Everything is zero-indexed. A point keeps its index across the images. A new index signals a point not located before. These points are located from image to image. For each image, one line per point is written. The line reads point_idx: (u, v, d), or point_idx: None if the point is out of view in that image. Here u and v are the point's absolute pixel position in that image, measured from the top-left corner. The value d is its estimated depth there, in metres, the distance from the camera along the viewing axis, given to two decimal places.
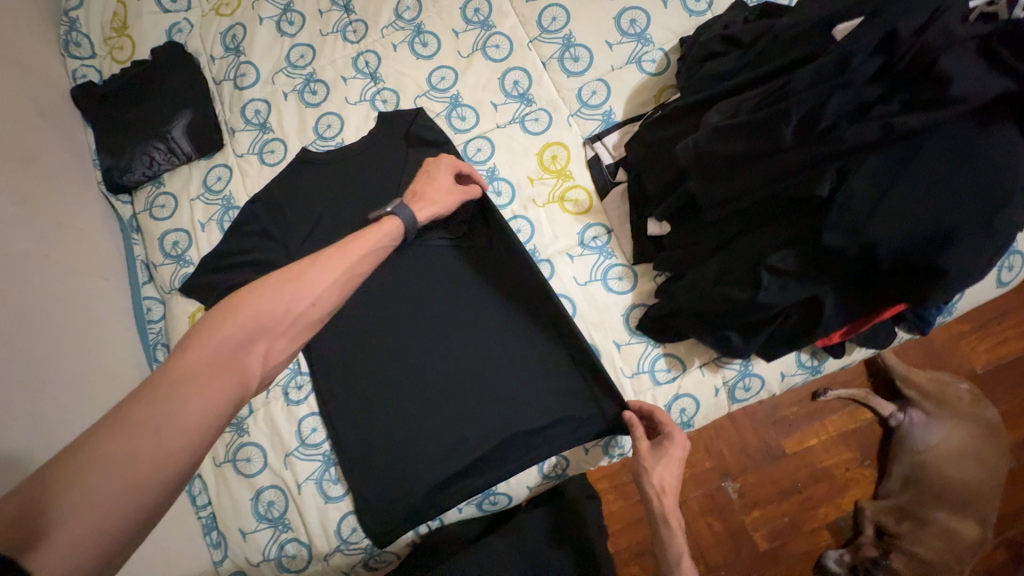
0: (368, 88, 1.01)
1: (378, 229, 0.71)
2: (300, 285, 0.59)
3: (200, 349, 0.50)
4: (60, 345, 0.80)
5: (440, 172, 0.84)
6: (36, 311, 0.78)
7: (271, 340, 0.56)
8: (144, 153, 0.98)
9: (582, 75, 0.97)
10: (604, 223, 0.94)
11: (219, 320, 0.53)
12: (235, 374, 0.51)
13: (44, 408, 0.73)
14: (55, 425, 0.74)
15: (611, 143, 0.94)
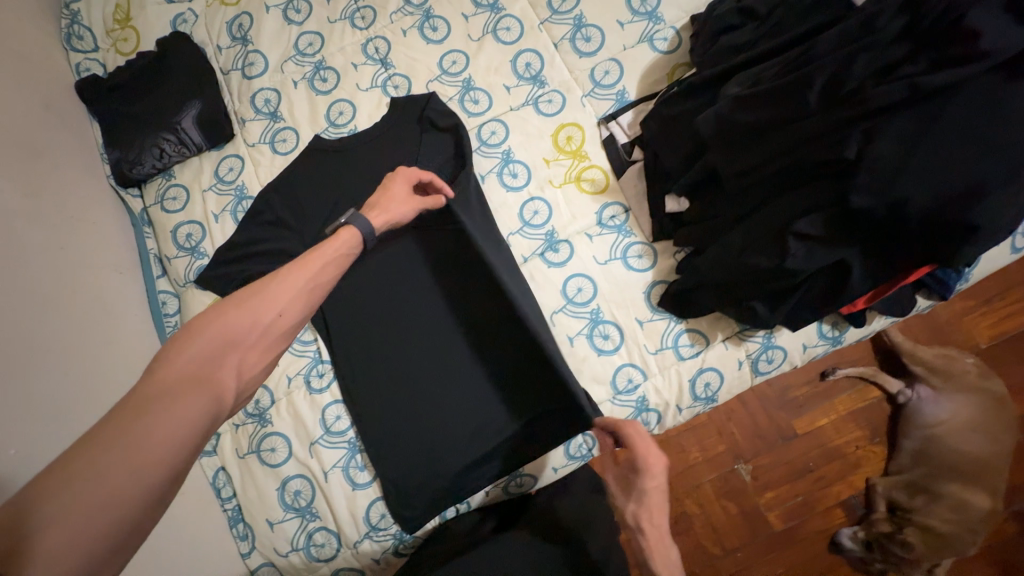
0: (379, 74, 1.00)
1: (331, 242, 0.65)
2: (265, 296, 0.55)
3: (170, 366, 0.46)
4: (75, 339, 0.79)
5: (397, 182, 0.79)
6: (49, 305, 0.77)
7: (243, 353, 0.51)
8: (154, 145, 0.97)
9: (594, 56, 0.97)
10: (621, 202, 0.94)
11: (183, 339, 0.49)
12: (207, 389, 0.46)
13: (60, 402, 0.71)
14: (71, 420, 0.72)
15: (626, 123, 0.95)
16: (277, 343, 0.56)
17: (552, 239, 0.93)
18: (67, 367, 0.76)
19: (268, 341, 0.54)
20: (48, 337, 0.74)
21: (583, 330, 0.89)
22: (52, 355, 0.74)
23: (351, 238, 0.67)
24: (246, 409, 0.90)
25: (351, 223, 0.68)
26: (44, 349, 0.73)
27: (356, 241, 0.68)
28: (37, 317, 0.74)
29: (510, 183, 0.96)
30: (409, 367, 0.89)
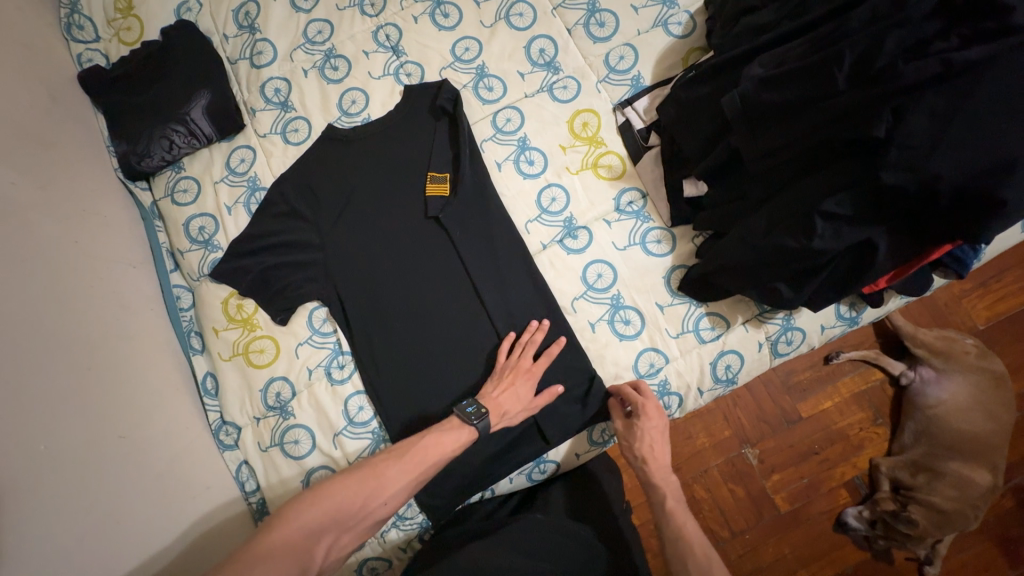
0: (391, 61, 0.99)
1: (447, 432, 0.77)
2: (380, 482, 0.70)
3: (288, 526, 0.64)
4: (84, 335, 0.77)
5: (520, 380, 0.82)
6: (57, 299, 0.75)
7: (337, 534, 0.67)
8: (164, 136, 0.95)
9: (609, 41, 0.97)
10: (638, 188, 0.95)
11: (305, 506, 0.66)
12: (300, 560, 0.62)
13: (59, 403, 0.69)
14: (74, 423, 0.70)
15: (642, 108, 0.95)
16: (367, 526, 0.70)
17: (571, 226, 0.93)
18: (72, 364, 0.73)
19: (361, 524, 0.69)
20: (51, 332, 0.72)
21: (604, 316, 0.90)
22: (56, 351, 0.71)
23: (466, 432, 0.77)
24: (266, 402, 0.90)
25: (474, 424, 0.77)
26: (47, 345, 0.70)
27: (468, 434, 0.77)
28: (40, 312, 0.72)
29: (527, 170, 0.95)
30: (430, 356, 0.88)
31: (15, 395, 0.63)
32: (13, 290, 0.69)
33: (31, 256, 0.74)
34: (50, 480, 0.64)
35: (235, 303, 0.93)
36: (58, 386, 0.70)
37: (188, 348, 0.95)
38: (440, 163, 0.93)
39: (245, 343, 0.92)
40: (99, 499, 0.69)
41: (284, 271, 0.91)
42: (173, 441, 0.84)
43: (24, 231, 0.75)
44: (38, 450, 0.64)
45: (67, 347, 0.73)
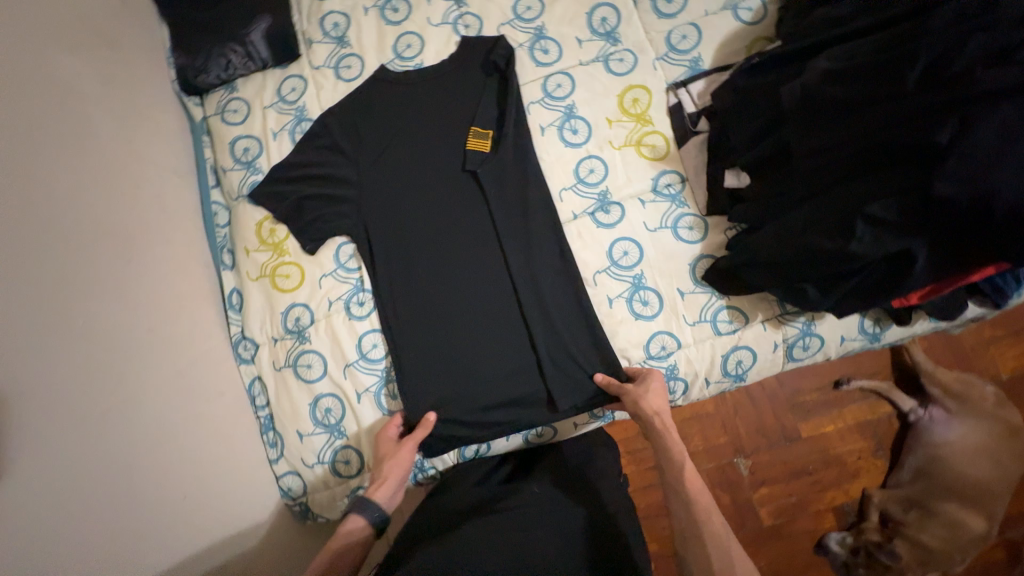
0: (452, 10, 0.99)
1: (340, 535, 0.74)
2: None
3: None
4: (124, 229, 0.81)
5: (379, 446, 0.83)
6: (102, 188, 0.79)
7: None
8: (222, 56, 0.98)
9: (674, 18, 0.95)
10: (678, 171, 0.94)
11: None
12: None
13: (92, 279, 0.73)
14: (105, 302, 0.74)
15: (696, 91, 0.92)
16: None
17: (605, 200, 0.93)
18: (111, 255, 0.77)
19: None
20: (91, 214, 0.76)
21: (624, 293, 0.90)
22: (95, 240, 0.75)
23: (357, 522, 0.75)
24: (285, 325, 0.93)
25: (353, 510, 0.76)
26: (86, 225, 0.74)
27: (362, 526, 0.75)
28: (83, 194, 0.76)
29: (570, 138, 0.95)
30: (448, 305, 0.90)
31: (48, 261, 0.67)
32: (59, 168, 0.73)
33: (81, 142, 0.78)
34: (85, 346, 0.68)
35: (268, 227, 0.96)
36: (94, 264, 0.74)
37: (219, 264, 0.98)
38: (485, 118, 0.93)
39: (273, 266, 0.95)
40: (128, 373, 0.73)
41: (319, 203, 0.94)
42: (196, 346, 0.88)
43: (75, 117, 0.78)
44: (74, 316, 0.68)
45: (103, 230, 0.77)
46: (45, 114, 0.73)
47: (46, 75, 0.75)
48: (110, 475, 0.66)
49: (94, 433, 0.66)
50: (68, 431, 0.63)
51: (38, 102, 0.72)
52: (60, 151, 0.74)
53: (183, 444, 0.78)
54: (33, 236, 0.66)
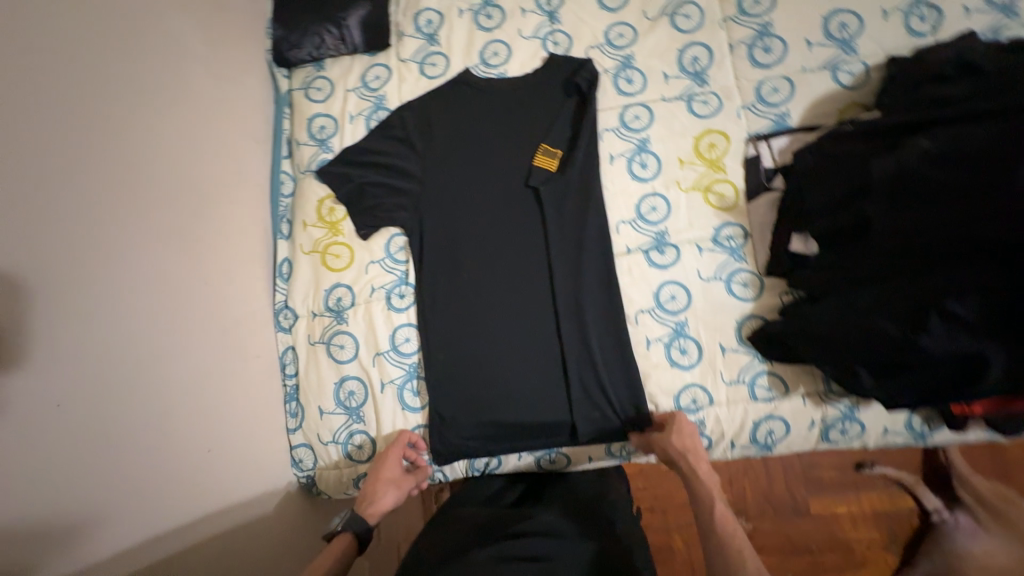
0: (544, 26, 0.99)
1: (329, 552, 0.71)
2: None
3: None
4: (199, 184, 0.85)
5: (386, 466, 0.84)
6: (189, 143, 0.84)
7: None
8: (316, 34, 1.01)
9: (769, 69, 0.92)
10: (742, 226, 0.91)
11: None
12: None
13: (164, 226, 0.77)
14: (175, 251, 0.78)
15: (777, 147, 0.90)
16: None
17: (661, 240, 0.91)
18: (183, 207, 0.81)
19: None
20: (175, 166, 0.81)
21: (663, 338, 0.88)
22: (171, 191, 0.79)
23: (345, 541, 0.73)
24: (326, 303, 0.96)
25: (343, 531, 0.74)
26: (169, 176, 0.79)
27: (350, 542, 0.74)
28: (172, 147, 0.80)
29: (638, 172, 0.93)
30: (485, 315, 0.90)
31: (132, 205, 0.72)
32: (153, 120, 0.78)
33: (178, 98, 0.83)
34: (149, 290, 0.73)
35: (328, 206, 0.99)
36: (171, 213, 0.79)
37: (276, 232, 1.02)
38: (556, 138, 0.94)
39: (325, 244, 0.97)
40: (184, 320, 0.78)
41: (380, 192, 0.96)
42: (242, 306, 0.91)
43: (176, 75, 0.84)
44: (143, 260, 0.72)
45: (184, 184, 0.82)
46: (149, 69, 0.79)
47: (158, 35, 0.82)
48: (151, 417, 0.69)
49: (146, 372, 0.70)
50: (124, 367, 0.67)
51: (145, 58, 0.78)
52: (157, 103, 0.79)
53: (220, 397, 0.82)
54: (120, 180, 0.71)
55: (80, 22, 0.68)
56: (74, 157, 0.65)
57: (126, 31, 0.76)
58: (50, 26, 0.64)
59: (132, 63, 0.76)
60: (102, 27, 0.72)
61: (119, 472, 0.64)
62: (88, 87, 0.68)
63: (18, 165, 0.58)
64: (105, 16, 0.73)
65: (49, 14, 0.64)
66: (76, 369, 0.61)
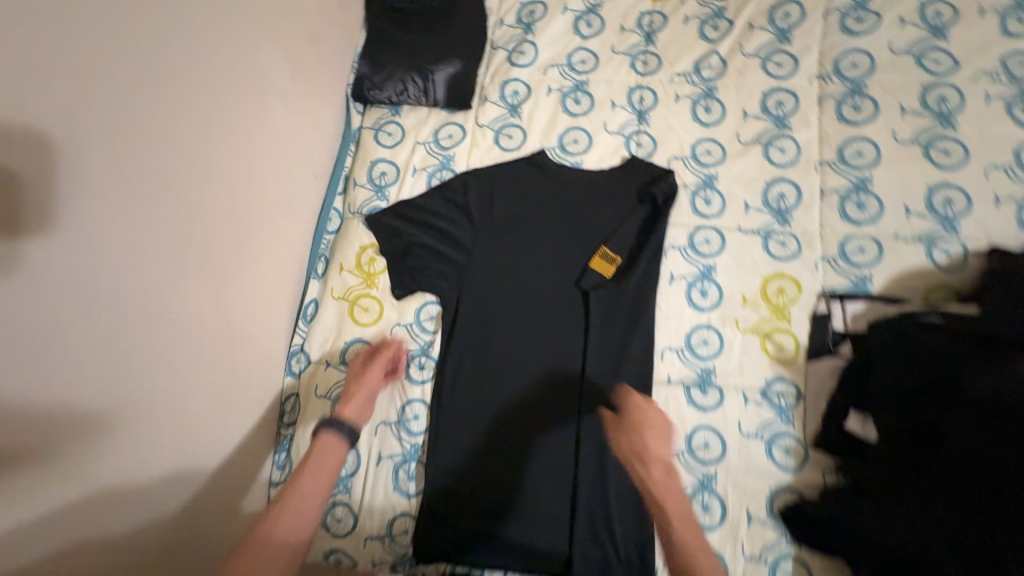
0: (631, 124, 0.95)
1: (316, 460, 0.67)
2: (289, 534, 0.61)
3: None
4: (246, 212, 0.82)
5: (366, 380, 0.81)
6: (250, 173, 0.82)
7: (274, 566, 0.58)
8: (401, 81, 1.00)
9: (858, 225, 0.86)
10: (796, 384, 0.83)
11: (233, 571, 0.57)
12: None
13: (200, 253, 0.73)
14: (209, 284, 0.75)
15: (851, 311, 0.83)
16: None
17: (706, 378, 0.84)
18: (226, 233, 0.78)
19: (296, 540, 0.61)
20: (231, 196, 0.78)
21: (687, 487, 0.80)
22: (216, 217, 0.75)
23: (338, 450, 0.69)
24: (342, 356, 0.90)
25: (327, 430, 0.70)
26: (222, 207, 0.76)
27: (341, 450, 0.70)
28: (231, 170, 0.78)
29: (696, 300, 0.88)
30: (503, 413, 0.84)
31: (178, 235, 0.69)
32: (221, 148, 0.76)
33: (252, 126, 0.82)
34: (174, 325, 0.69)
35: (369, 254, 0.95)
36: (215, 245, 0.76)
37: (310, 270, 0.98)
38: (619, 243, 0.89)
39: (356, 294, 0.93)
40: (199, 356, 0.74)
41: (425, 255, 0.92)
42: (257, 341, 0.87)
43: (257, 103, 0.82)
44: (170, 286, 0.68)
45: (234, 214, 0.79)
46: (231, 96, 0.77)
47: (248, 61, 0.81)
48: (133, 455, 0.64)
49: (147, 412, 0.66)
50: (128, 410, 0.63)
51: (231, 83, 0.77)
52: (228, 127, 0.77)
53: (215, 438, 0.78)
54: (172, 208, 0.68)
55: (177, 46, 0.68)
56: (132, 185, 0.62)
57: (219, 55, 0.75)
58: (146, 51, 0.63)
59: (217, 88, 0.75)
60: (196, 52, 0.71)
61: (86, 514, 0.59)
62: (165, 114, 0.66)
63: (74, 196, 0.56)
64: (204, 40, 0.72)
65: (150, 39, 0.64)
66: (75, 408, 0.57)
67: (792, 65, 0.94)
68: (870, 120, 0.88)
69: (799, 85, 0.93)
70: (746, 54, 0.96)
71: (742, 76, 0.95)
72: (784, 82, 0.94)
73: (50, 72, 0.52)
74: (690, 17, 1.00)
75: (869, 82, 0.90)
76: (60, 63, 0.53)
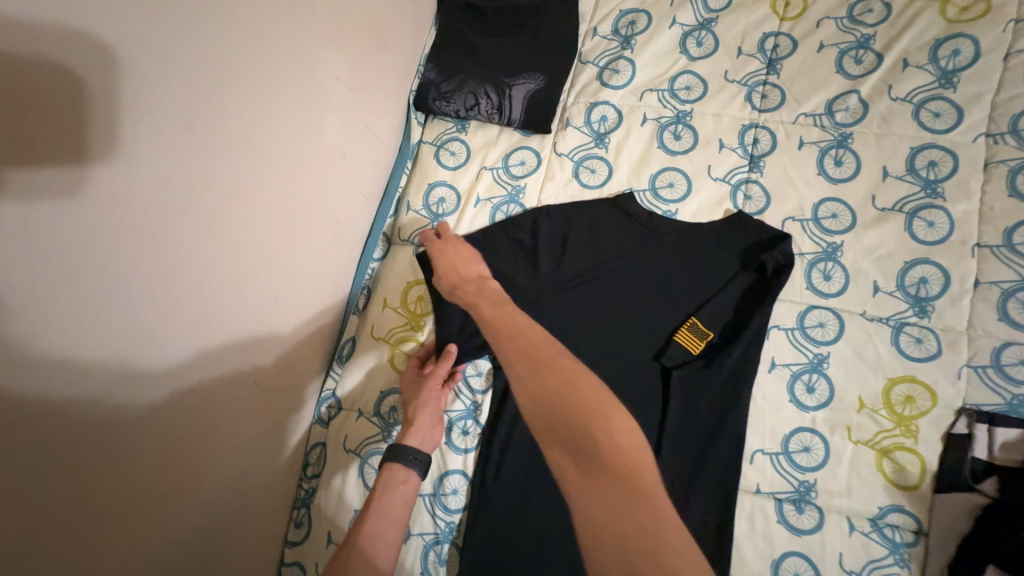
0: (739, 171, 0.80)
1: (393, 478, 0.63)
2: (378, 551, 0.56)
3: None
4: (278, 236, 0.72)
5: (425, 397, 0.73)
6: (290, 195, 0.73)
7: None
8: (472, 93, 0.88)
9: (1022, 332, 0.69)
10: (917, 519, 0.68)
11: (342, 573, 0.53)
12: None
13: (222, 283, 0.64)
14: (234, 322, 0.66)
15: (1001, 439, 0.67)
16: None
17: (803, 496, 0.70)
18: (249, 258, 0.68)
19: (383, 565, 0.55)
20: (267, 228, 0.70)
21: None
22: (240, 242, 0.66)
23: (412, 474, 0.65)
24: (377, 407, 0.80)
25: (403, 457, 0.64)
26: (255, 242, 0.68)
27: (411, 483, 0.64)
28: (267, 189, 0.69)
29: (800, 396, 0.73)
30: (552, 504, 0.71)
31: (202, 282, 0.61)
32: (259, 176, 0.67)
33: (298, 147, 0.73)
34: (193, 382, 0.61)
35: (416, 292, 0.85)
36: (244, 285, 0.68)
37: (352, 303, 0.89)
38: (714, 317, 0.74)
39: (399, 336, 0.83)
40: (222, 409, 0.66)
41: None
42: (286, 379, 0.77)
43: (307, 122, 0.73)
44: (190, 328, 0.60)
45: (268, 250, 0.71)
46: (276, 115, 0.68)
47: (301, 72, 0.71)
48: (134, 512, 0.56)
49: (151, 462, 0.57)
50: (128, 484, 0.54)
51: (278, 100, 0.68)
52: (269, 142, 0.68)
53: (236, 497, 0.71)
54: (200, 253, 0.60)
55: (218, 60, 0.59)
56: (155, 234, 0.54)
57: (267, 69, 0.66)
58: (180, 69, 0.55)
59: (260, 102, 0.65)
60: (237, 65, 0.61)
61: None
62: (195, 144, 0.58)
63: (68, 230, 0.45)
64: (249, 52, 0.63)
65: (188, 55, 0.55)
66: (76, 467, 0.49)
67: (955, 116, 0.76)
68: None
69: (960, 143, 0.75)
70: (895, 97, 0.78)
71: (886, 124, 0.78)
72: (941, 138, 0.76)
73: (56, 95, 0.43)
74: (825, 44, 0.83)
75: None
76: (69, 84, 0.44)
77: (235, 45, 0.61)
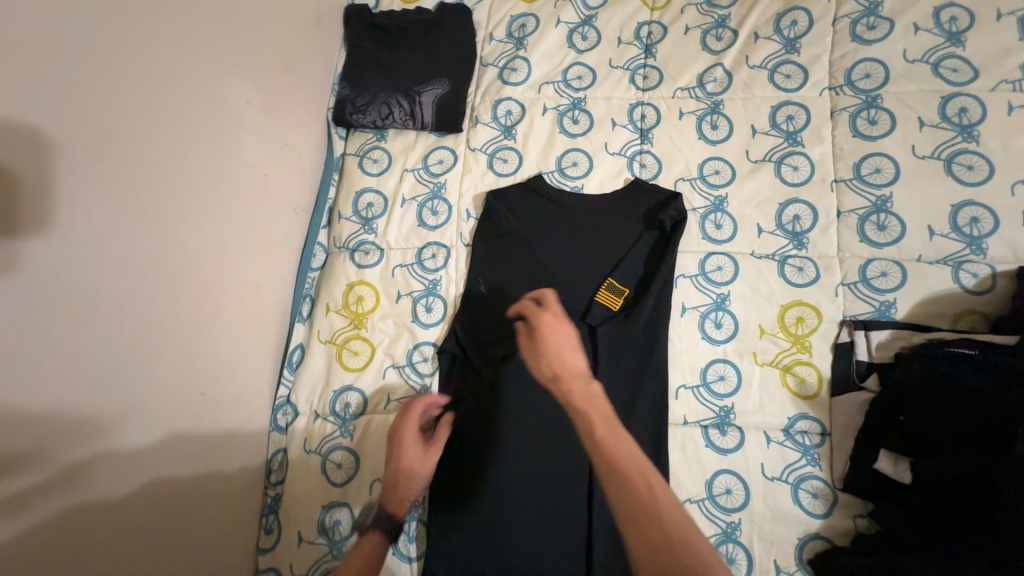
0: (632, 144, 0.90)
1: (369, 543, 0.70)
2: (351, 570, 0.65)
3: None
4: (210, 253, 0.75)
5: (404, 451, 0.77)
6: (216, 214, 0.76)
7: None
8: (386, 104, 0.95)
9: (879, 249, 0.81)
10: (821, 422, 0.78)
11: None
12: None
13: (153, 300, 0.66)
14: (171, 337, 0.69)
15: (876, 341, 0.77)
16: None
17: (724, 418, 0.79)
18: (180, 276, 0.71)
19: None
20: (199, 249, 0.73)
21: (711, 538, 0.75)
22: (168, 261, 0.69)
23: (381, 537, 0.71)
24: (333, 406, 0.84)
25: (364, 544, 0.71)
26: (188, 263, 0.71)
27: (386, 541, 0.72)
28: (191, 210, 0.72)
29: (710, 332, 0.82)
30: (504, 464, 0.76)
31: (134, 302, 0.64)
32: (184, 199, 0.71)
33: (221, 170, 0.77)
34: (134, 399, 0.64)
35: (357, 293, 0.89)
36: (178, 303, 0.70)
37: (296, 312, 0.92)
38: (627, 273, 0.81)
39: (346, 336, 0.88)
40: (171, 424, 0.69)
41: None
42: (234, 392, 0.80)
43: (226, 146, 0.78)
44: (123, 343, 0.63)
45: (202, 269, 0.73)
46: (195, 140, 0.72)
47: (212, 98, 0.76)
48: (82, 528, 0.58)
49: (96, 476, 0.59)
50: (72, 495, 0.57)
51: (194, 127, 0.73)
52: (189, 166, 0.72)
53: (193, 507, 0.72)
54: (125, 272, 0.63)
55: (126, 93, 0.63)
56: (73, 258, 0.57)
57: (177, 99, 0.70)
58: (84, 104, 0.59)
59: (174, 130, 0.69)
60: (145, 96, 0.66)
61: None
62: (111, 172, 0.61)
63: None
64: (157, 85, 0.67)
65: (95, 90, 0.60)
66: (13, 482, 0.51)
67: (802, 76, 0.88)
68: (887, 135, 0.83)
69: (809, 98, 0.87)
70: (752, 65, 0.90)
71: (749, 89, 0.90)
72: (793, 95, 0.88)
73: None
74: (690, 26, 0.94)
75: (883, 94, 0.84)
76: None
77: (141, 78, 0.65)
